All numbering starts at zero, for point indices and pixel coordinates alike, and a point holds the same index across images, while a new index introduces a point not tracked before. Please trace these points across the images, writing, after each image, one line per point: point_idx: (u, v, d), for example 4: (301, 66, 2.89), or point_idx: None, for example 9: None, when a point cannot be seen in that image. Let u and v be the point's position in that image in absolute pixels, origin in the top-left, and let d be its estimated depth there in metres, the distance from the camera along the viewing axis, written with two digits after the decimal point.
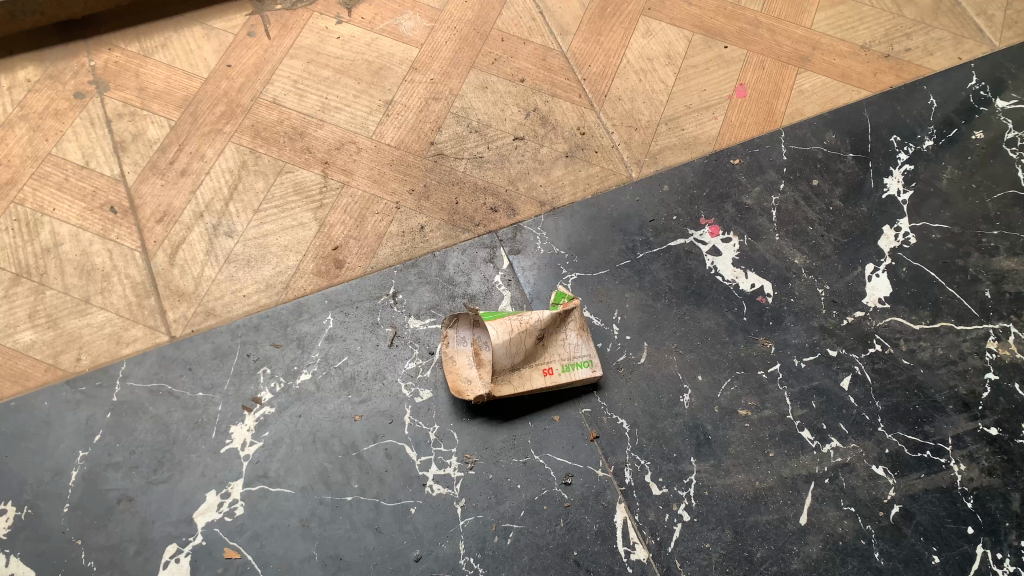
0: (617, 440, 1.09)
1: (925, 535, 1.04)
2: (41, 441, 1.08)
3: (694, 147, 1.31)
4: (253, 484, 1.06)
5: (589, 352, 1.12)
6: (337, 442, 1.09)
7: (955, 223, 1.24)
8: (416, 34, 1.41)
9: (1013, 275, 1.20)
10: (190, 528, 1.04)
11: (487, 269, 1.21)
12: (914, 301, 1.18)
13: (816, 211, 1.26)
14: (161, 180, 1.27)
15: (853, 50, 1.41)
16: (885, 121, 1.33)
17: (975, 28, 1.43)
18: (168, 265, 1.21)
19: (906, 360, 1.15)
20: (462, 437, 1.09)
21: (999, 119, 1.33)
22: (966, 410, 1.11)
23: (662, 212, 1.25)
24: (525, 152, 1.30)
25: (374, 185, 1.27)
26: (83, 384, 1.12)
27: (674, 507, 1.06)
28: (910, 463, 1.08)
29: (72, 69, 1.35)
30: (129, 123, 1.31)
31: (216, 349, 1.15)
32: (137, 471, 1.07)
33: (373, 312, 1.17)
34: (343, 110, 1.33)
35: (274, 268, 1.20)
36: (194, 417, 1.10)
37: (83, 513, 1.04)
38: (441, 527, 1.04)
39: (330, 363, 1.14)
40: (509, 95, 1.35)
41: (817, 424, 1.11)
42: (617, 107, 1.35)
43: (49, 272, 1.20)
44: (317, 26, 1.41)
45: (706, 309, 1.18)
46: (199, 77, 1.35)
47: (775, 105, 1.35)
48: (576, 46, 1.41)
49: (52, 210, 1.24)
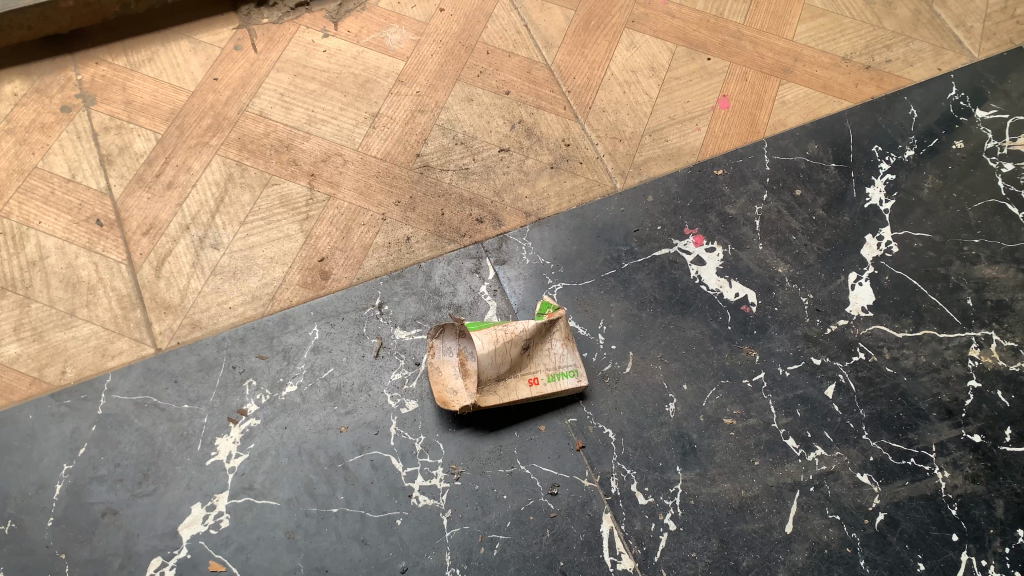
0: (603, 450, 1.10)
1: (910, 543, 1.05)
2: (26, 455, 1.08)
3: (678, 158, 1.32)
4: (239, 496, 1.06)
5: (575, 362, 1.12)
6: (322, 454, 1.09)
7: (937, 232, 1.25)
8: (402, 47, 1.42)
9: (995, 283, 1.21)
10: (175, 541, 1.03)
11: (473, 280, 1.21)
12: (896, 309, 1.19)
13: (799, 221, 1.27)
14: (147, 193, 1.27)
15: (834, 62, 1.42)
16: (866, 132, 1.35)
17: (954, 39, 1.44)
18: (154, 277, 1.21)
19: (890, 368, 1.15)
20: (448, 447, 1.09)
21: (979, 129, 1.34)
22: (949, 418, 1.12)
23: (647, 222, 1.26)
24: (511, 163, 1.31)
25: (360, 198, 1.27)
26: (68, 397, 1.12)
27: (660, 516, 1.06)
28: (894, 470, 1.09)
29: (59, 83, 1.36)
30: (115, 136, 1.32)
31: (201, 361, 1.15)
32: (121, 484, 1.07)
33: (358, 323, 1.17)
34: (330, 123, 1.34)
35: (260, 280, 1.21)
36: (180, 430, 1.10)
37: (68, 527, 1.04)
38: (426, 539, 1.04)
39: (316, 375, 1.14)
40: (494, 107, 1.36)
41: (802, 432, 1.11)
42: (601, 119, 1.36)
43: (34, 285, 1.20)
44: (304, 40, 1.42)
45: (691, 318, 1.19)
46: (185, 90, 1.36)
47: (758, 116, 1.36)
48: (561, 59, 1.42)
49: (38, 223, 1.24)
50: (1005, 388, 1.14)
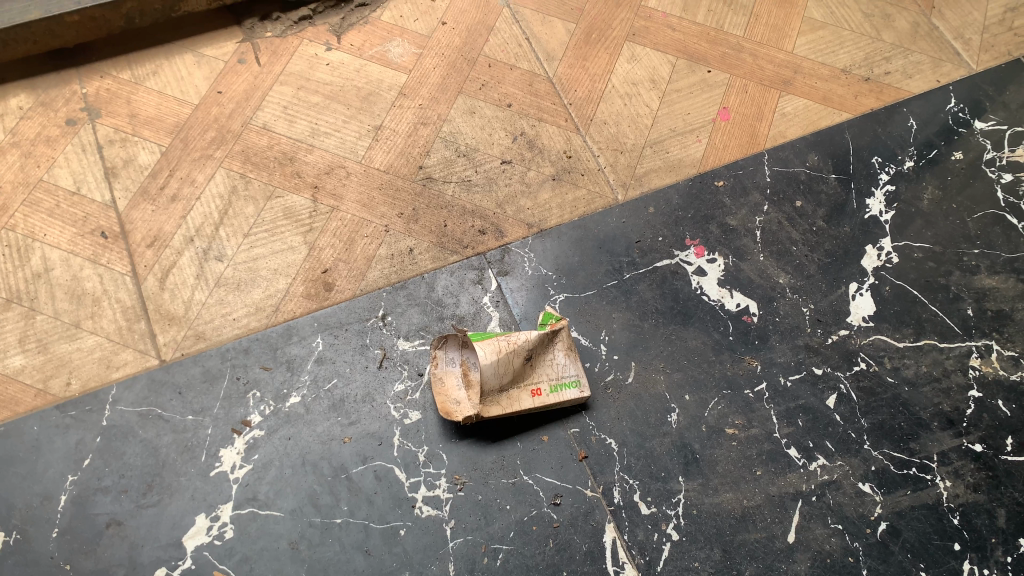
0: (605, 460, 1.10)
1: (912, 552, 1.05)
2: (31, 466, 1.08)
3: (679, 170, 1.33)
4: (242, 507, 1.06)
5: (577, 372, 1.13)
6: (326, 464, 1.09)
7: (937, 243, 1.26)
8: (405, 60, 1.43)
9: (995, 293, 1.22)
10: (179, 552, 1.04)
11: (475, 291, 1.22)
12: (897, 319, 1.20)
13: (800, 232, 1.27)
14: (152, 206, 1.28)
15: (833, 74, 1.43)
16: (866, 143, 1.36)
17: (953, 51, 1.46)
18: (158, 289, 1.21)
19: (891, 378, 1.16)
20: (451, 458, 1.09)
21: (978, 141, 1.35)
22: (951, 427, 1.12)
23: (648, 233, 1.27)
24: (513, 175, 1.32)
25: (363, 210, 1.28)
26: (73, 408, 1.12)
27: (663, 526, 1.06)
28: (896, 480, 1.09)
29: (64, 97, 1.37)
30: (120, 149, 1.33)
31: (206, 372, 1.15)
32: (126, 495, 1.07)
33: (362, 334, 1.18)
34: (333, 135, 1.35)
35: (264, 291, 1.21)
36: (184, 441, 1.11)
37: (72, 538, 1.04)
38: (430, 549, 1.04)
39: (320, 386, 1.14)
40: (497, 119, 1.37)
41: (804, 442, 1.12)
42: (602, 131, 1.37)
43: (39, 297, 1.20)
44: (307, 53, 1.43)
45: (693, 329, 1.19)
46: (189, 103, 1.37)
47: (758, 128, 1.37)
48: (562, 72, 1.43)
49: (43, 236, 1.25)
50: (1006, 398, 1.14)
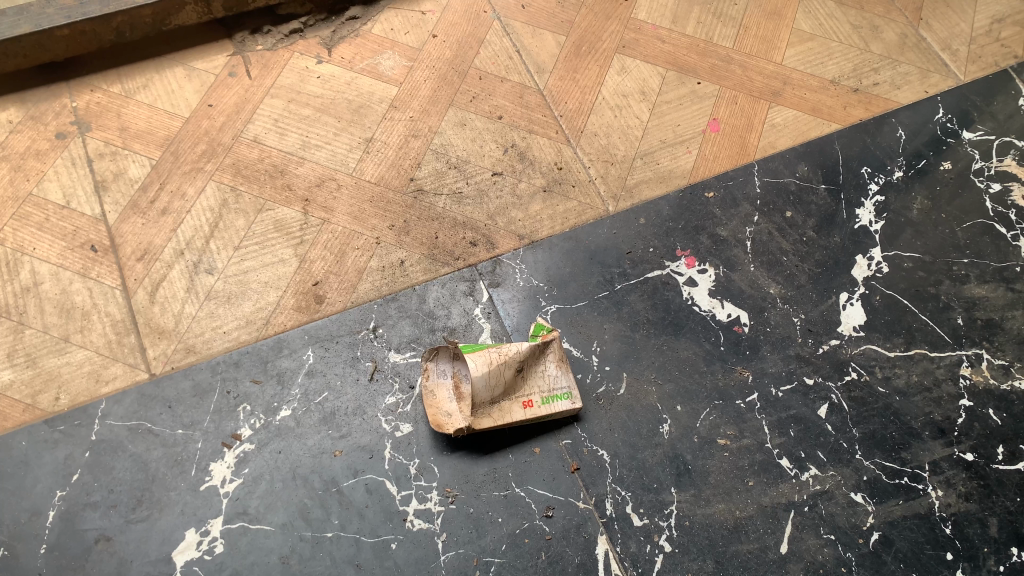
0: (597, 472, 1.10)
1: (905, 561, 1.05)
2: (19, 481, 1.07)
3: (670, 181, 1.33)
4: (233, 521, 1.06)
5: (568, 384, 1.13)
6: (317, 478, 1.08)
7: (926, 252, 1.26)
8: (395, 73, 1.43)
9: (984, 302, 1.22)
10: (169, 567, 1.03)
11: (467, 302, 1.21)
12: (888, 329, 1.20)
13: (790, 242, 1.28)
14: (142, 219, 1.28)
15: (822, 85, 1.44)
16: (855, 153, 1.36)
17: (940, 62, 1.46)
18: (148, 303, 1.21)
19: (883, 388, 1.16)
20: (442, 470, 1.09)
21: (967, 151, 1.36)
22: (942, 437, 1.13)
23: (639, 244, 1.27)
24: (504, 187, 1.32)
25: (354, 222, 1.28)
26: (61, 423, 1.12)
27: (655, 538, 1.06)
28: (887, 490, 1.09)
29: (54, 111, 1.37)
30: (110, 162, 1.32)
31: (196, 386, 1.15)
32: (115, 510, 1.06)
33: (353, 347, 1.18)
34: (323, 148, 1.35)
35: (254, 304, 1.21)
36: (175, 454, 1.10)
37: (61, 554, 1.03)
38: (422, 563, 1.03)
39: (310, 399, 1.14)
40: (487, 131, 1.38)
41: (796, 452, 1.11)
42: (593, 142, 1.37)
43: (28, 311, 1.20)
44: (298, 66, 1.43)
45: (684, 339, 1.19)
46: (180, 116, 1.37)
47: (748, 139, 1.38)
48: (553, 84, 1.43)
49: (32, 249, 1.24)
50: (997, 406, 1.15)
